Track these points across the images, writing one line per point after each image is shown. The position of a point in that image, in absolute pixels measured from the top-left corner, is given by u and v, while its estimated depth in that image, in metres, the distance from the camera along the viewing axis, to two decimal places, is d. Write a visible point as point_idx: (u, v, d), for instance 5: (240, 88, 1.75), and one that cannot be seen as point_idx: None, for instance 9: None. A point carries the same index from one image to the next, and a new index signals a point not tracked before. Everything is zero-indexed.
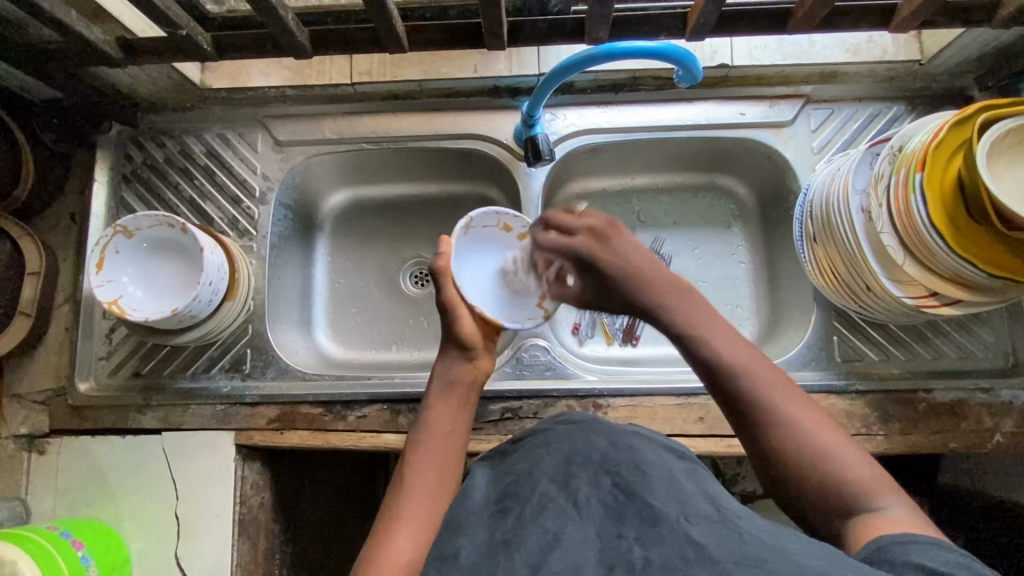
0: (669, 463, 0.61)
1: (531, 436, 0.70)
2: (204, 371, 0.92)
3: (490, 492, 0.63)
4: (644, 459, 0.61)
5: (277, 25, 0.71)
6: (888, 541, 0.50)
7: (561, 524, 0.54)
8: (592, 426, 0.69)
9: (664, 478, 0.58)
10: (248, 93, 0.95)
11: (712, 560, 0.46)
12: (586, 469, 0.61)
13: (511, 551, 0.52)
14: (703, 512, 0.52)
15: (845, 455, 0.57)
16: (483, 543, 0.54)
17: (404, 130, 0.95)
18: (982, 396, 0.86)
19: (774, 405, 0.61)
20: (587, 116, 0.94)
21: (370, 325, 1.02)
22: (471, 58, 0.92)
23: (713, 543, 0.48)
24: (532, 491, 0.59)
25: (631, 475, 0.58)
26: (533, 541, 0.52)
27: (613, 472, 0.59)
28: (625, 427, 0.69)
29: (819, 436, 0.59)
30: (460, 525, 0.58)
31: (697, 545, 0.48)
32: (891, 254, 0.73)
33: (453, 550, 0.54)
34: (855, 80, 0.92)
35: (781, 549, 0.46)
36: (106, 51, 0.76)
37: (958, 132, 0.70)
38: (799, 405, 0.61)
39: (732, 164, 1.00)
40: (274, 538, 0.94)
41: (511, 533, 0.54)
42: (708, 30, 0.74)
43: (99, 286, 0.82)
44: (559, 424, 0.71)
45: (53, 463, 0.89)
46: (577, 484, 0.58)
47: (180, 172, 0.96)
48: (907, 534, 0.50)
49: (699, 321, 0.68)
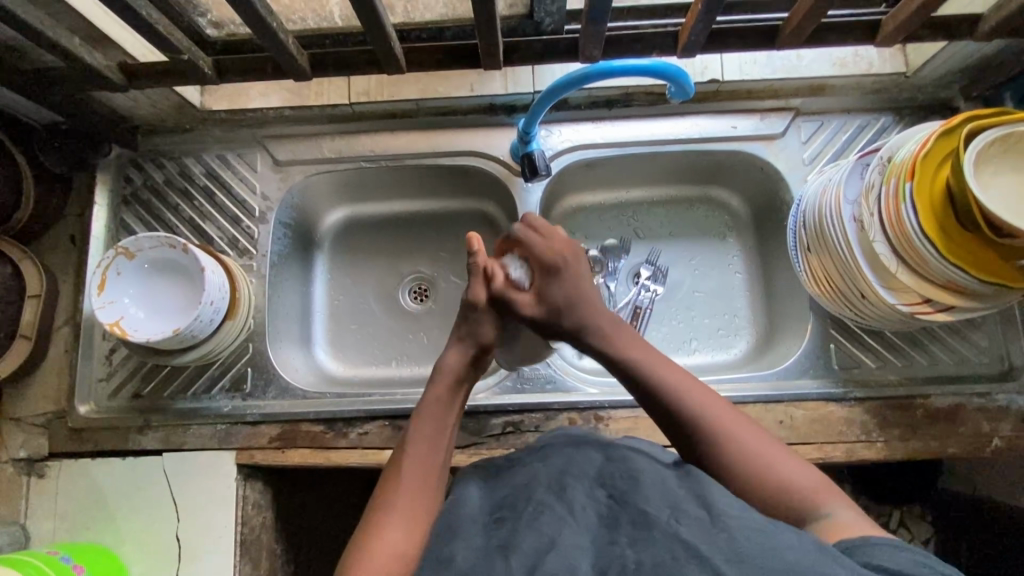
0: (662, 469, 0.61)
1: (524, 453, 0.68)
2: (205, 392, 0.92)
3: (489, 498, 0.62)
4: (637, 468, 0.60)
5: (278, 50, 0.73)
6: (850, 542, 0.52)
7: (557, 529, 0.53)
8: (584, 440, 0.68)
9: (657, 485, 0.57)
10: (247, 114, 0.96)
11: (703, 558, 0.47)
12: (581, 481, 0.59)
13: (507, 554, 0.52)
14: (693, 513, 0.52)
15: (782, 462, 0.60)
16: (478, 547, 0.54)
17: (403, 149, 0.97)
18: (979, 401, 0.87)
19: (695, 408, 0.64)
20: (581, 132, 0.96)
21: (369, 341, 1.02)
22: (466, 77, 0.94)
23: (703, 542, 0.49)
24: (530, 497, 0.58)
25: (625, 483, 0.58)
26: (529, 543, 0.52)
27: (607, 482, 0.59)
28: (622, 439, 0.68)
29: (750, 442, 0.62)
30: (459, 529, 0.57)
31: (687, 543, 0.49)
32: (885, 262, 0.75)
33: (448, 554, 0.54)
34: (843, 92, 0.94)
35: (772, 548, 0.47)
36: (108, 76, 0.77)
37: (945, 142, 0.72)
38: (729, 418, 0.64)
39: (725, 177, 1.02)
40: (276, 558, 0.93)
41: (506, 538, 0.54)
42: (699, 48, 0.75)
43: (101, 307, 0.83)
44: (553, 437, 0.71)
45: (53, 487, 0.88)
46: (573, 493, 0.57)
47: (180, 193, 0.96)
48: (868, 537, 0.52)
49: (627, 339, 0.71)
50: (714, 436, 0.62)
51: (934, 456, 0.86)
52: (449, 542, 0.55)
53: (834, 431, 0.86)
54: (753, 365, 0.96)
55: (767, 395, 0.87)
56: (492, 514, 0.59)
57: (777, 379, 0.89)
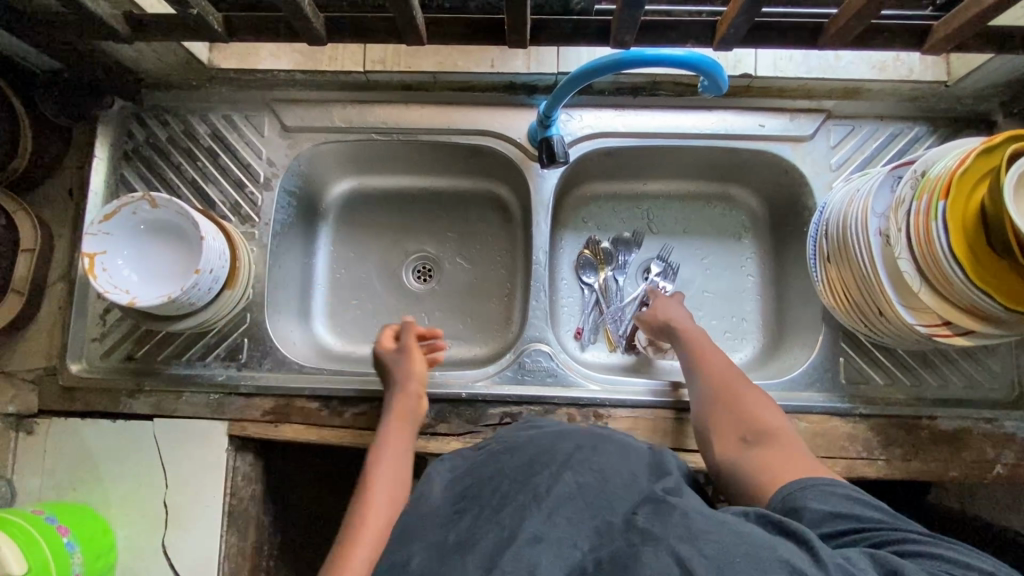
0: (632, 467, 0.60)
1: (499, 440, 0.69)
2: (199, 359, 0.90)
3: (451, 490, 0.61)
4: (608, 465, 0.59)
5: (293, 11, 0.68)
6: (793, 489, 0.61)
7: (519, 520, 0.52)
8: (562, 432, 0.67)
9: (624, 483, 0.57)
10: (257, 75, 0.92)
11: (656, 539, 0.48)
12: (549, 468, 0.59)
13: (464, 554, 0.51)
14: (652, 498, 0.54)
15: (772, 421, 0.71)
16: (434, 545, 0.53)
17: (416, 123, 0.93)
18: (985, 426, 0.85)
19: (724, 377, 0.77)
20: (603, 119, 0.92)
21: (369, 318, 1.00)
22: (488, 53, 0.90)
23: (657, 525, 0.50)
24: (498, 488, 0.58)
25: (592, 476, 0.57)
26: (488, 541, 0.51)
27: (573, 469, 0.58)
28: (590, 432, 0.68)
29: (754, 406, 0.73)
30: (424, 525, 0.57)
31: (642, 528, 0.50)
32: (908, 281, 0.72)
33: (403, 558, 0.53)
34: (878, 97, 0.91)
35: (724, 524, 0.49)
36: (114, 26, 0.73)
37: (985, 160, 0.68)
38: (749, 393, 0.75)
39: (746, 176, 0.99)
40: (264, 530, 0.93)
41: (465, 533, 0.54)
42: (736, 41, 0.72)
43: (93, 233, 0.80)
44: (525, 431, 0.69)
45: (41, 443, 0.87)
46: (538, 481, 0.57)
47: (183, 152, 0.93)
48: (815, 481, 0.61)
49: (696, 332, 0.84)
50: (729, 392, 0.75)
51: (934, 479, 0.85)
52: (408, 545, 0.55)
53: (836, 446, 0.84)
54: (758, 371, 0.94)
55: None
56: (455, 505, 0.59)
57: (783, 389, 0.87)
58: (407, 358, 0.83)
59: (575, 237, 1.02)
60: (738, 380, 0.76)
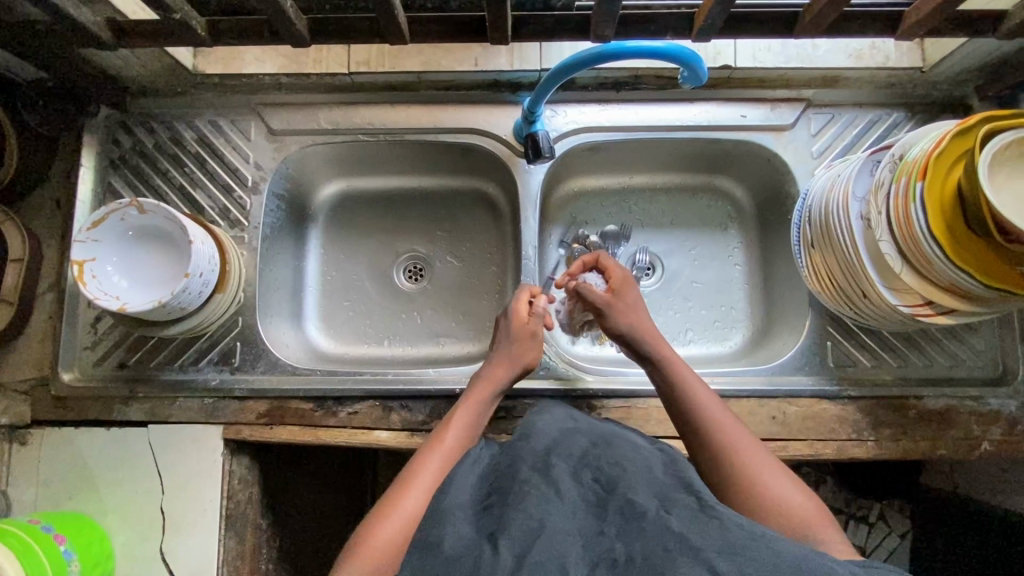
0: (647, 459, 0.62)
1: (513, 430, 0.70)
2: (192, 364, 0.90)
3: (469, 476, 0.62)
4: (624, 457, 0.62)
5: (276, 14, 0.69)
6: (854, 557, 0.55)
7: (545, 510, 0.52)
8: (575, 427, 0.69)
9: (642, 473, 0.59)
10: (242, 80, 0.92)
11: (695, 548, 0.48)
12: (565, 462, 0.60)
13: (496, 541, 0.50)
14: (682, 502, 0.54)
15: (772, 479, 0.65)
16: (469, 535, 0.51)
17: (402, 123, 0.94)
18: (971, 404, 0.86)
19: (708, 414, 0.71)
20: (586, 114, 0.93)
21: (362, 319, 1.00)
22: (471, 51, 0.91)
23: (694, 531, 0.50)
24: (513, 479, 0.58)
25: (611, 470, 0.59)
26: (519, 525, 0.51)
27: (593, 467, 0.60)
28: (610, 428, 0.69)
29: (747, 454, 0.68)
30: (446, 512, 0.55)
31: (677, 533, 0.50)
32: (890, 262, 0.73)
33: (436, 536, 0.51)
34: (856, 85, 0.92)
35: (758, 537, 0.50)
36: (97, 33, 0.73)
37: (960, 141, 0.70)
38: (738, 434, 0.70)
39: (730, 167, 1.00)
40: (262, 532, 0.93)
41: (496, 523, 0.52)
42: (714, 32, 0.73)
43: (82, 240, 0.80)
44: (536, 416, 0.72)
45: (36, 453, 0.87)
46: (558, 474, 0.58)
47: (170, 159, 0.93)
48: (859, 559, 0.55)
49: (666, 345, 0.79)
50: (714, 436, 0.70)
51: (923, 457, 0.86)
52: (430, 521, 0.54)
53: (825, 428, 0.86)
54: (748, 358, 0.96)
55: (761, 390, 0.87)
56: (481, 503, 0.57)
57: (772, 374, 0.88)
58: (523, 343, 0.82)
59: (563, 232, 1.03)
60: (727, 417, 0.71)
